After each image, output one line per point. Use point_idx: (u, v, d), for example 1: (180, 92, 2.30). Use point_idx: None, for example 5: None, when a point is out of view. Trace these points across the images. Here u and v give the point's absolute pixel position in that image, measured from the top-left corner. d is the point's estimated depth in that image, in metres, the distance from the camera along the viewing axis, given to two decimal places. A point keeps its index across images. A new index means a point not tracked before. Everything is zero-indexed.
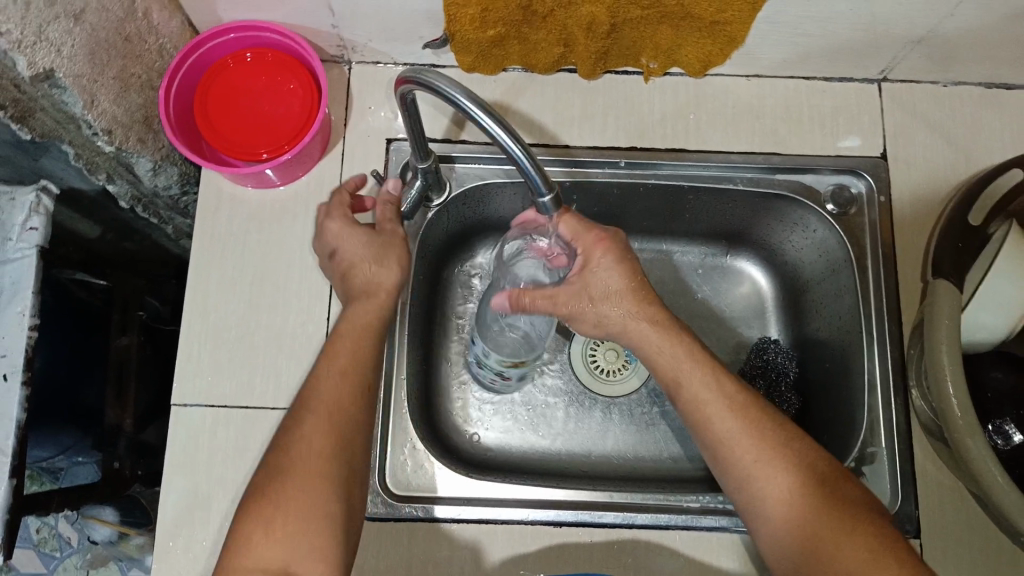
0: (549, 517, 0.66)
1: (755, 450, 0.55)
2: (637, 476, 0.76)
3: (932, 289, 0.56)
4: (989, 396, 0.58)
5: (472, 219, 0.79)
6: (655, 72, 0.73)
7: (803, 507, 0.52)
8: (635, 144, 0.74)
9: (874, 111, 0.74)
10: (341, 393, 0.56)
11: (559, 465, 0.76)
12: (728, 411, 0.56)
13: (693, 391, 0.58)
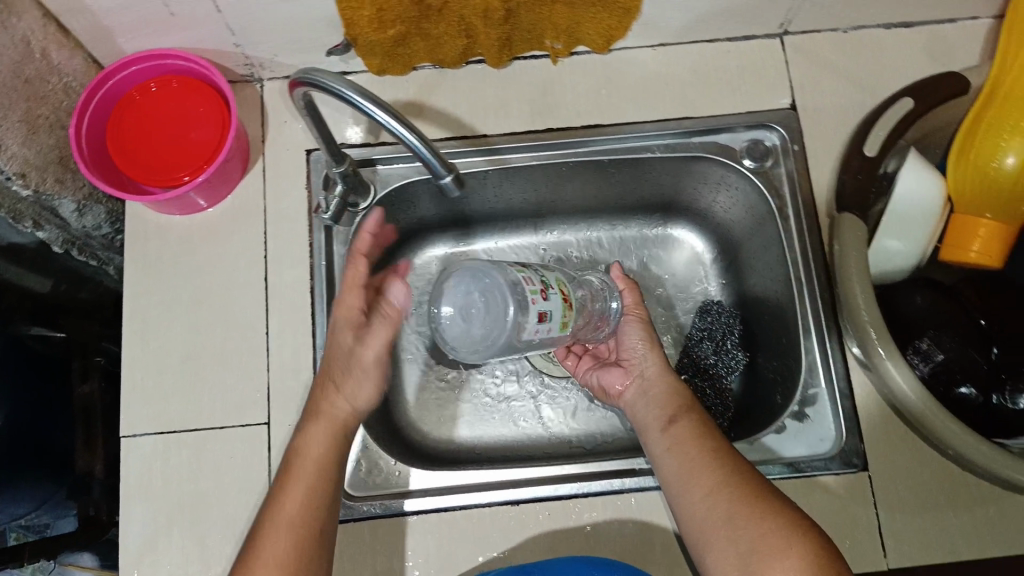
0: (505, 497, 0.66)
1: (719, 473, 0.57)
2: (599, 450, 0.77)
3: (840, 224, 0.57)
4: (905, 319, 0.58)
5: (407, 222, 0.81)
6: (561, 52, 0.74)
7: (747, 520, 0.54)
8: (551, 126, 0.75)
9: (781, 64, 0.75)
10: (306, 512, 0.55)
11: (522, 450, 0.77)
12: (699, 445, 0.59)
13: (676, 428, 0.61)
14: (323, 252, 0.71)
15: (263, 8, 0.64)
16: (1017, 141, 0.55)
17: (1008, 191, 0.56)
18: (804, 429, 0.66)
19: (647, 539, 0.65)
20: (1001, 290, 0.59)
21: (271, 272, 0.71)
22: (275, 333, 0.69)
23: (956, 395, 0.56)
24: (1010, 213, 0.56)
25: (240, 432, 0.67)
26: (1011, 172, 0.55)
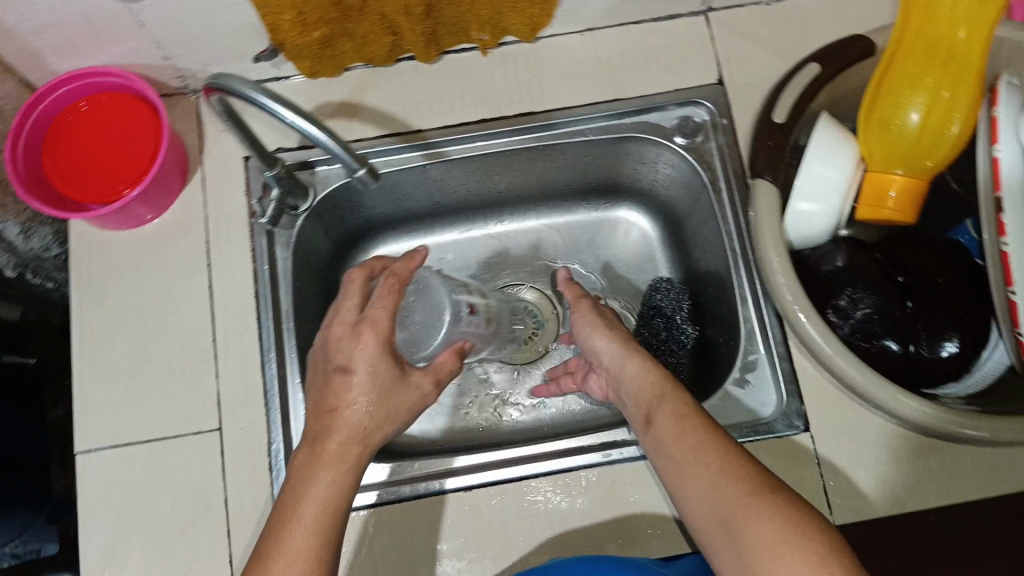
0: (456, 483, 0.67)
1: (706, 467, 0.52)
2: (560, 431, 0.79)
3: (757, 187, 0.58)
4: (827, 277, 0.60)
5: (355, 222, 0.82)
6: (489, 43, 0.75)
7: (737, 516, 0.48)
8: (485, 116, 0.75)
9: (706, 41, 0.76)
10: (312, 550, 0.54)
11: (484, 437, 0.80)
12: (689, 442, 0.54)
13: (663, 423, 0.56)
14: (265, 256, 0.72)
15: (184, 20, 0.65)
16: (920, 96, 0.56)
17: (915, 147, 0.57)
18: (744, 394, 0.68)
19: (598, 516, 0.66)
20: (914, 244, 0.61)
21: (215, 280, 0.72)
22: (221, 339, 0.70)
23: (877, 347, 0.57)
24: (919, 168, 0.58)
25: (194, 440, 0.68)
26: (916, 127, 0.56)
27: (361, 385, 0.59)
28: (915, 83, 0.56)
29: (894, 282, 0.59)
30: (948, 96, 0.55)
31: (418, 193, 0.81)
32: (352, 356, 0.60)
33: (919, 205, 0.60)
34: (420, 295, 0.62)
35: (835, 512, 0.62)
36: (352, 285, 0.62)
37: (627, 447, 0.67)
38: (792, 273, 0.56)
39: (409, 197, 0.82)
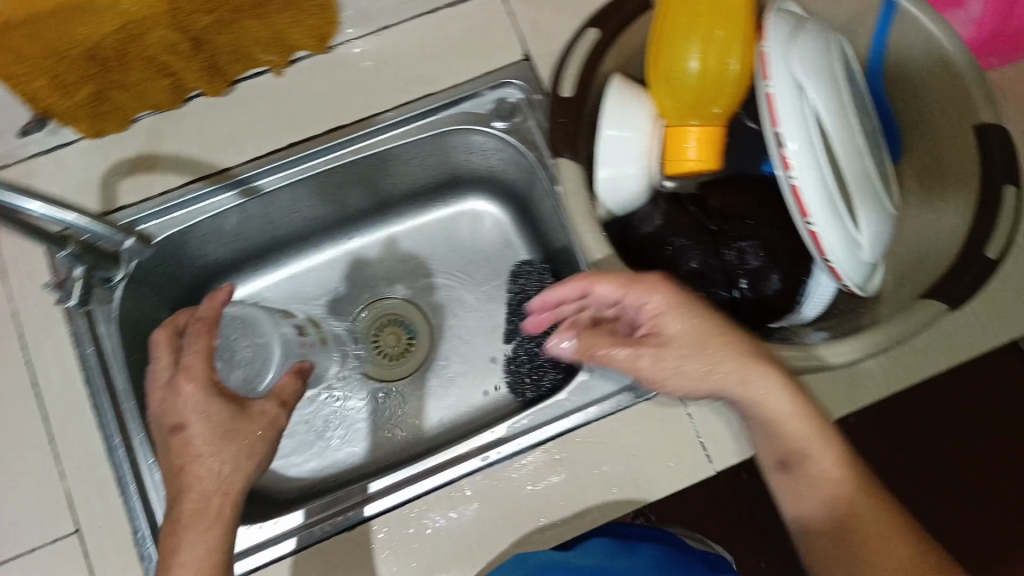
0: (367, 513, 0.66)
1: (844, 511, 0.48)
2: (451, 436, 0.78)
3: (559, 166, 0.58)
4: (645, 238, 0.61)
5: (190, 275, 0.77)
6: (280, 63, 0.71)
7: (860, 532, 0.47)
8: (291, 140, 0.71)
9: (504, 20, 0.73)
10: None
11: (375, 461, 0.78)
12: (852, 488, 0.48)
13: (818, 467, 0.49)
14: (89, 337, 0.67)
15: None
16: (694, 41, 0.56)
17: (700, 93, 0.57)
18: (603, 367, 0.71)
19: (489, 520, 0.65)
20: (727, 186, 0.61)
21: (40, 375, 0.67)
22: (60, 437, 0.65)
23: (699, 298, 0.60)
24: (709, 114, 0.58)
25: (51, 550, 0.63)
26: (697, 73, 0.56)
27: (200, 432, 0.57)
28: (688, 29, 0.56)
29: (709, 230, 0.61)
30: (722, 35, 0.55)
31: (249, 231, 0.77)
32: (182, 411, 0.58)
33: (723, 151, 0.60)
34: (245, 331, 0.70)
35: (715, 459, 0.65)
36: (160, 347, 0.62)
37: (502, 445, 0.68)
38: (607, 245, 0.57)
39: (242, 236, 0.77)
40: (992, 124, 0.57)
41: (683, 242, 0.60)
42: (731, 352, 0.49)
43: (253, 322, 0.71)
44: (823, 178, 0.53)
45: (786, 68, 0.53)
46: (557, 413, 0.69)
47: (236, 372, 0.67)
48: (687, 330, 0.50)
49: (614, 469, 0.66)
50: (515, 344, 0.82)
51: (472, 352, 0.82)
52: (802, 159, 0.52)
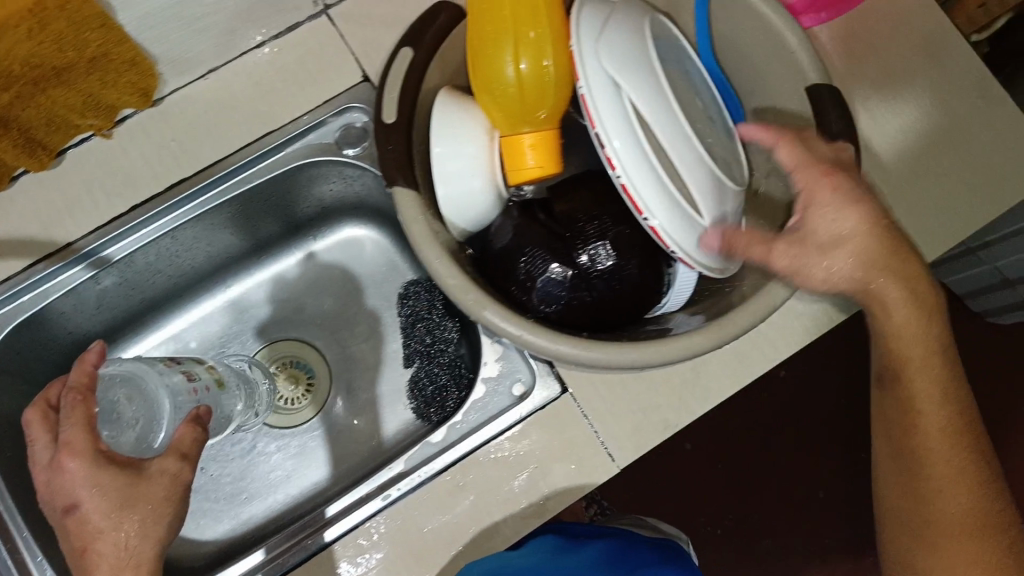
0: (327, 537, 0.65)
1: (935, 401, 0.58)
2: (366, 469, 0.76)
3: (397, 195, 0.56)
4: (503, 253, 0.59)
5: (60, 356, 0.73)
6: (105, 124, 0.66)
7: (918, 414, 0.58)
8: (133, 202, 0.68)
9: (336, 44, 0.70)
10: None
11: (293, 510, 0.75)
12: (932, 384, 0.58)
13: (904, 368, 0.58)
14: None
15: None
16: (507, 46, 0.53)
17: (522, 99, 0.55)
18: (499, 384, 0.70)
19: (402, 557, 0.64)
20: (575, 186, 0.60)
21: None
22: None
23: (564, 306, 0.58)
24: (535, 120, 0.56)
25: None
26: (515, 80, 0.54)
27: (95, 506, 0.51)
28: (497, 36, 0.54)
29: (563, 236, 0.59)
30: (534, 36, 0.54)
31: (113, 300, 0.74)
32: (72, 490, 0.52)
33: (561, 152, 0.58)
34: (127, 390, 0.57)
35: (619, 457, 0.67)
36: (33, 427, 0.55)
37: (409, 478, 0.67)
38: (457, 270, 0.55)
39: (108, 306, 0.74)
40: (822, 84, 0.57)
41: (536, 252, 0.58)
42: (884, 267, 0.53)
43: (134, 378, 0.57)
44: (656, 170, 0.51)
45: (594, 64, 0.51)
46: (456, 437, 0.68)
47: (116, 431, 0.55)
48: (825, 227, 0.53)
49: (518, 485, 0.66)
50: (417, 367, 0.80)
51: (377, 381, 0.81)
52: (625, 156, 0.51)
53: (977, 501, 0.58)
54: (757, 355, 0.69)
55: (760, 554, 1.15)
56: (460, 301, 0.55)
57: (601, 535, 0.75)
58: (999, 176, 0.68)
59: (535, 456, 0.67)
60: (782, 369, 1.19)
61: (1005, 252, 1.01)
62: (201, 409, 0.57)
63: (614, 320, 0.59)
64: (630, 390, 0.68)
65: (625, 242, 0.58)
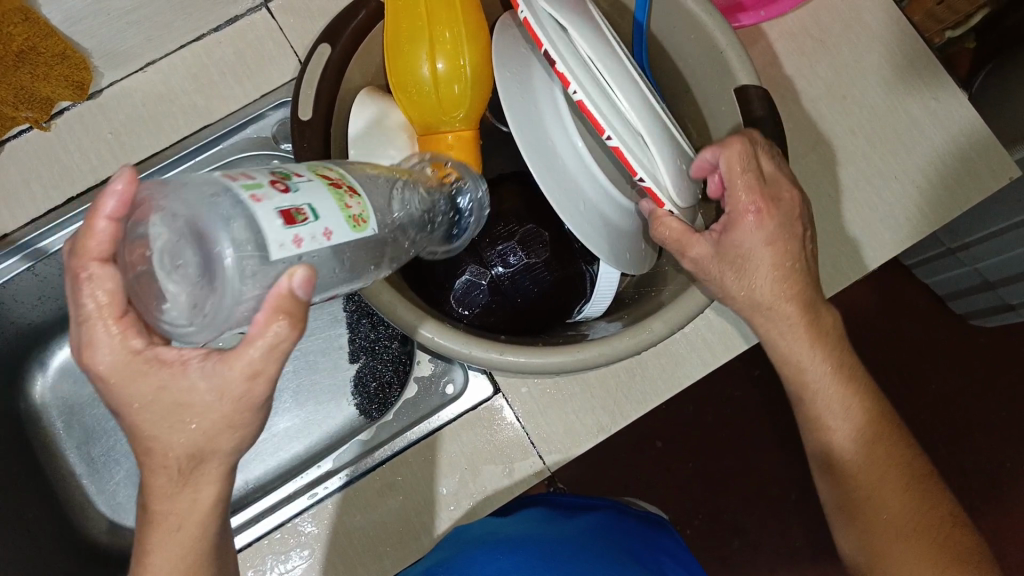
0: (274, 522, 0.66)
1: (860, 440, 0.56)
2: (309, 456, 0.77)
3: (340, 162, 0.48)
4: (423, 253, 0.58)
5: (4, 346, 0.74)
6: (42, 117, 0.66)
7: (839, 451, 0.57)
8: (71, 193, 0.68)
9: (275, 38, 0.70)
10: None
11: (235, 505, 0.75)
12: (848, 420, 0.56)
13: (813, 408, 0.57)
14: None
15: None
16: (421, 45, 0.54)
17: (439, 97, 0.55)
18: (433, 382, 0.70)
19: (330, 556, 0.64)
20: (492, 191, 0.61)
21: None
22: None
23: (483, 309, 0.58)
24: (451, 120, 0.57)
25: None
26: (431, 79, 0.55)
27: None
28: (412, 36, 0.54)
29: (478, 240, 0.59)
30: (450, 36, 0.54)
31: (56, 290, 0.74)
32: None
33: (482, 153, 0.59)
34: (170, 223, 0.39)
35: (549, 459, 0.66)
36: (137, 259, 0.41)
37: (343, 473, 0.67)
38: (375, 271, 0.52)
39: (51, 296, 0.74)
40: (750, 85, 0.55)
41: (459, 251, 0.58)
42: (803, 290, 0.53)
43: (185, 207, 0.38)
44: (627, 123, 0.49)
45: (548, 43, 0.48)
46: (385, 436, 0.69)
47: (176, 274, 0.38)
48: (766, 239, 0.50)
49: (445, 489, 0.65)
50: (361, 364, 0.80)
51: (319, 375, 0.80)
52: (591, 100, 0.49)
53: (934, 542, 0.54)
54: (695, 360, 0.67)
55: (729, 554, 1.13)
56: (374, 298, 0.51)
57: (595, 509, 0.73)
58: (936, 184, 0.68)
59: (465, 457, 0.66)
60: (757, 369, 1.16)
61: (985, 253, 0.97)
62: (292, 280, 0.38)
63: (537, 322, 0.58)
64: (565, 391, 0.66)
65: (541, 247, 0.59)
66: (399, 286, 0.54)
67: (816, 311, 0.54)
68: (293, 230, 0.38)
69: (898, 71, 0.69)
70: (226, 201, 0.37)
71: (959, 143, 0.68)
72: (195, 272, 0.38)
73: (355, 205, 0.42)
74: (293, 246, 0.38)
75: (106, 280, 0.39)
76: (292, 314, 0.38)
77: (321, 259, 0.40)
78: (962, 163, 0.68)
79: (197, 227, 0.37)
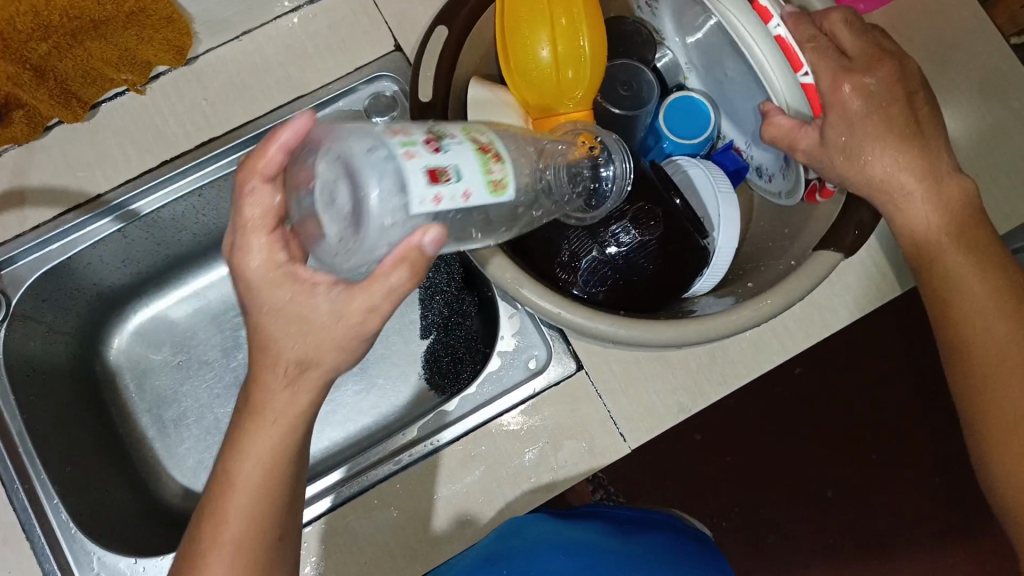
0: (360, 486, 0.67)
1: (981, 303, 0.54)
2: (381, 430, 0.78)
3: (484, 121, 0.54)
4: (538, 233, 0.61)
5: (83, 307, 0.74)
6: (139, 80, 0.67)
7: (951, 320, 0.55)
8: (162, 158, 0.69)
9: (370, 13, 0.71)
10: None
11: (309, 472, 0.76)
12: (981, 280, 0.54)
13: (942, 271, 0.54)
14: None
15: None
16: (541, 31, 0.57)
17: (558, 78, 0.59)
18: (516, 358, 0.71)
19: (410, 525, 0.65)
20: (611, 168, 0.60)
21: None
22: None
23: (597, 290, 0.60)
24: (572, 97, 0.60)
25: None
26: (550, 61, 0.58)
27: None
28: (532, 22, 0.57)
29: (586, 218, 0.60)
30: (566, 23, 0.58)
31: (139, 254, 0.75)
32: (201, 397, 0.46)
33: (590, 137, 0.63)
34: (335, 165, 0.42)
35: (629, 438, 0.67)
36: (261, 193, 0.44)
37: (421, 445, 0.68)
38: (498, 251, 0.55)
39: (134, 260, 0.75)
40: None
41: (579, 235, 0.60)
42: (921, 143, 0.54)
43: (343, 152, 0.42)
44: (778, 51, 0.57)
45: None
46: (469, 409, 0.69)
47: (332, 217, 0.42)
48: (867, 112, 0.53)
49: (528, 460, 0.66)
50: (433, 339, 0.81)
51: (390, 351, 0.81)
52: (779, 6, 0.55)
53: None
54: (775, 346, 0.68)
55: (764, 548, 1.14)
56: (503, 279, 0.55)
57: (653, 531, 0.76)
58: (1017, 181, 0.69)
59: (547, 431, 0.67)
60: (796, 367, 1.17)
61: None
62: (431, 239, 0.41)
63: (646, 302, 0.61)
64: (646, 370, 0.68)
65: (646, 227, 0.60)
66: (522, 266, 0.58)
67: (939, 177, 0.54)
68: (440, 195, 0.40)
69: None
70: (382, 145, 0.41)
71: None
72: (346, 211, 0.42)
73: (498, 169, 0.44)
74: (432, 206, 0.40)
75: (262, 199, 0.43)
76: (417, 267, 0.42)
77: (455, 217, 0.43)
78: None
79: (353, 170, 0.40)
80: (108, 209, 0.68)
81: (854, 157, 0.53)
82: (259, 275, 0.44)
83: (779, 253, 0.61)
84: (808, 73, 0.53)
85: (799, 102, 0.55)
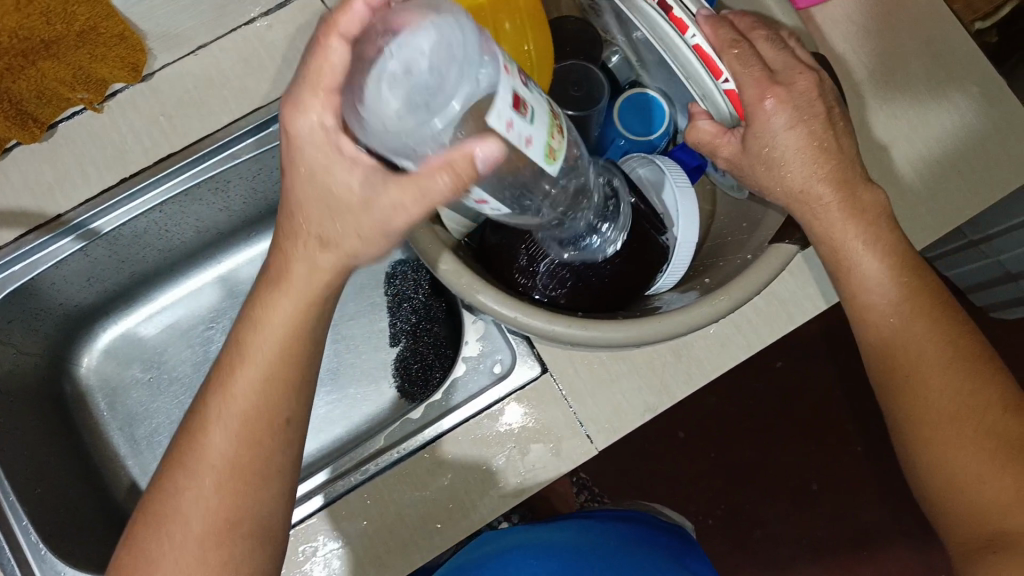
0: (329, 497, 0.66)
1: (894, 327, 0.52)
2: (355, 438, 0.78)
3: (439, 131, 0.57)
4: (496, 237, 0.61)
5: (50, 327, 0.74)
6: (96, 98, 0.67)
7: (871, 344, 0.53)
8: (121, 175, 0.68)
9: (325, 20, 0.70)
10: None
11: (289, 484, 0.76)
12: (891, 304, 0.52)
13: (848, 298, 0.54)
14: None
15: None
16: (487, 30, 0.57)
17: None
18: (481, 363, 0.71)
19: (380, 535, 0.65)
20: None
21: None
22: None
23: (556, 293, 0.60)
24: None
25: None
26: None
27: None
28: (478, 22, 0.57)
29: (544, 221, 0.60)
30: (510, 26, 0.58)
31: (104, 271, 0.74)
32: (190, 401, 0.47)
33: None
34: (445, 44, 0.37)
35: (596, 439, 0.67)
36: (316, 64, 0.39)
37: (390, 452, 0.67)
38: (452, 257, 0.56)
39: (99, 277, 0.75)
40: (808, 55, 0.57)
41: (537, 238, 0.60)
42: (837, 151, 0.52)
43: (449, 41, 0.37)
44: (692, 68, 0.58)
45: None
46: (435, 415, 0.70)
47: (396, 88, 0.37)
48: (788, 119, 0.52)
49: (496, 464, 0.66)
50: (402, 346, 0.81)
51: (362, 360, 0.81)
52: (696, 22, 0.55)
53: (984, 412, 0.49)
54: (740, 340, 0.68)
55: (752, 545, 1.13)
56: (455, 282, 0.55)
57: (636, 525, 0.75)
58: (975, 165, 0.69)
59: (514, 435, 0.67)
60: (778, 361, 1.16)
61: (1007, 245, 0.98)
62: (478, 155, 0.37)
63: (608, 303, 0.61)
64: (612, 370, 0.67)
65: (602, 226, 0.61)
66: (480, 271, 0.58)
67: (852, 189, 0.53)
68: (514, 124, 0.38)
69: (944, 57, 0.70)
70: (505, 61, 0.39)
71: (1000, 128, 0.69)
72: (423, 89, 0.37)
73: (557, 140, 0.43)
74: (503, 128, 0.38)
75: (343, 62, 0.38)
76: (460, 178, 0.38)
77: (523, 161, 0.42)
78: (1001, 144, 0.69)
79: (457, 60, 0.37)
80: (70, 228, 0.68)
81: (771, 169, 0.52)
82: (305, 134, 0.40)
83: (740, 244, 0.60)
84: (728, 79, 0.56)
85: (725, 111, 0.57)
